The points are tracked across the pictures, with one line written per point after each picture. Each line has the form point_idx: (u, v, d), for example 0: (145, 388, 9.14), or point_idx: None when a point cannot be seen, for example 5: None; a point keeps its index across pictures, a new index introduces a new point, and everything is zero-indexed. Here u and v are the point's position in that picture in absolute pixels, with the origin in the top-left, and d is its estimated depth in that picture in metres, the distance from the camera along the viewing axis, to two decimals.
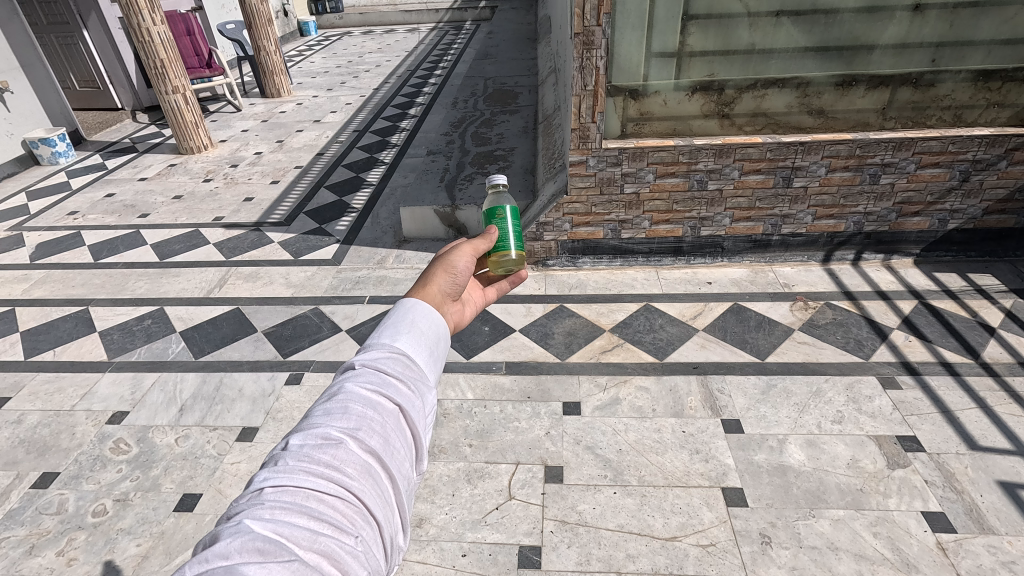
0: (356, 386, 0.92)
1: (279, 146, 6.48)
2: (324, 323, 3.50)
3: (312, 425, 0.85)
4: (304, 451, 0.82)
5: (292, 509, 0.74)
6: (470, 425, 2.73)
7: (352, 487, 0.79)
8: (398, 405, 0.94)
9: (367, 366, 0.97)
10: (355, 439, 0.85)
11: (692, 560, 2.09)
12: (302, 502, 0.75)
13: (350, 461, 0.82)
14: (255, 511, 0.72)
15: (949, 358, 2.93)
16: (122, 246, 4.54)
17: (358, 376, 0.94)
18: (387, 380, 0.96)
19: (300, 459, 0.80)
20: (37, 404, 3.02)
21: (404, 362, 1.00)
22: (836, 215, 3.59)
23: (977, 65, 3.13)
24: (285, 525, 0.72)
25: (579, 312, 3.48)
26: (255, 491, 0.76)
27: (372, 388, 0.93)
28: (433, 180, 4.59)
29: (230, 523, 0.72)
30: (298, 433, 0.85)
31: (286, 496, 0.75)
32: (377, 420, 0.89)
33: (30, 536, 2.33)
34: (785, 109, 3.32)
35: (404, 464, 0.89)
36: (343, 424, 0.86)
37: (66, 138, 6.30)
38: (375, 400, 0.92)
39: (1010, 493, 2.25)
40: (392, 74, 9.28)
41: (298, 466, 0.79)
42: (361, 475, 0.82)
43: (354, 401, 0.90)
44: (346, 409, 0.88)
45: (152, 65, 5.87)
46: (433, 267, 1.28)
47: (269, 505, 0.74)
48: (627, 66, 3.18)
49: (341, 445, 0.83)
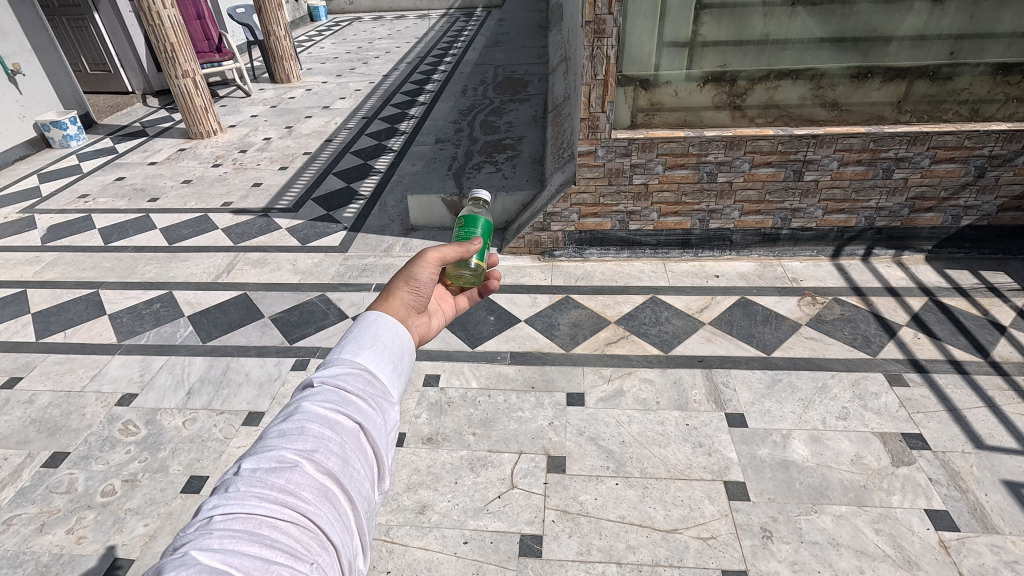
0: (314, 405, 0.92)
1: (288, 132, 6.47)
2: (331, 310, 3.52)
3: (265, 448, 0.85)
4: (256, 476, 0.81)
5: (243, 537, 0.73)
6: (474, 414, 2.74)
7: (308, 512, 0.79)
8: (357, 423, 0.94)
9: (326, 384, 0.96)
10: (311, 461, 0.85)
11: (693, 553, 2.10)
12: (254, 530, 0.74)
13: (306, 485, 0.81)
14: (203, 541, 0.71)
15: (958, 356, 2.90)
16: (132, 230, 4.57)
17: (316, 396, 0.94)
18: (346, 398, 0.96)
19: (253, 485, 0.79)
20: (48, 384, 3.06)
21: (365, 379, 1.00)
22: (847, 209, 3.55)
23: (997, 58, 3.07)
24: (235, 554, 0.70)
25: (585, 303, 3.47)
26: (203, 520, 0.75)
27: (330, 407, 0.93)
28: (441, 167, 4.57)
29: (175, 555, 0.70)
30: (251, 458, 0.84)
31: (237, 524, 0.74)
32: (334, 440, 0.89)
33: (40, 513, 2.37)
34: (798, 101, 3.27)
35: (363, 485, 0.89)
36: (298, 446, 0.86)
37: (77, 122, 6.33)
38: (334, 419, 0.92)
39: (1015, 493, 2.23)
40: (402, 61, 9.22)
41: (250, 492, 0.78)
42: (316, 498, 0.81)
43: (311, 421, 0.90)
44: (302, 430, 0.88)
45: (162, 49, 5.85)
46: (395, 279, 1.26)
47: (219, 534, 0.72)
48: (638, 55, 3.14)
49: (296, 468, 0.83)
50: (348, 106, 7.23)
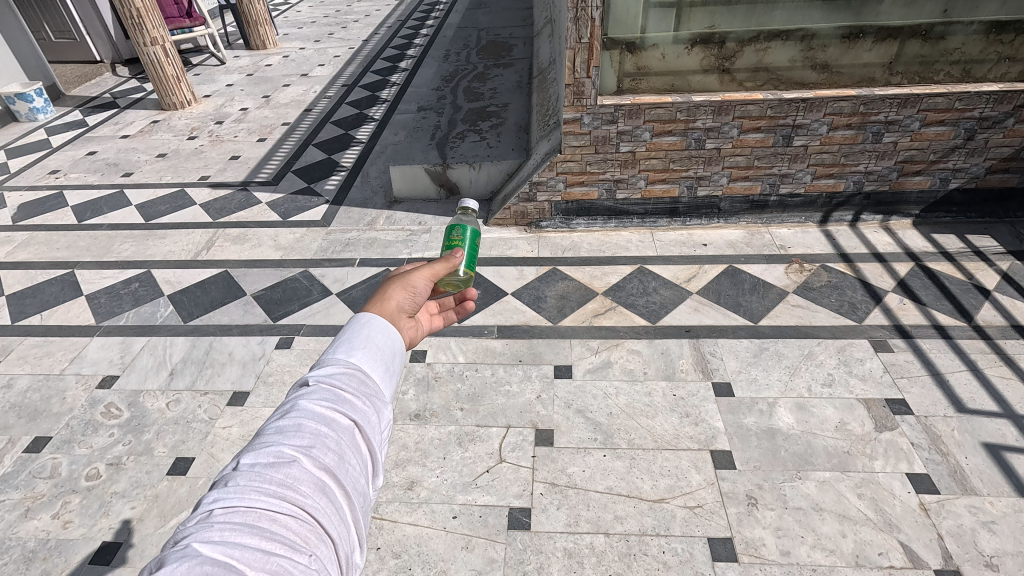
0: (309, 402, 0.88)
1: (265, 101, 6.25)
2: (314, 287, 3.45)
3: (263, 443, 0.82)
4: (256, 470, 0.78)
5: (243, 530, 0.70)
6: (461, 389, 2.73)
7: (306, 506, 0.76)
8: (353, 421, 0.89)
9: (322, 382, 0.92)
10: (309, 457, 0.81)
11: (679, 521, 2.13)
12: (254, 523, 0.72)
13: (304, 479, 0.78)
14: (203, 534, 0.69)
15: (943, 321, 2.92)
16: (107, 207, 4.44)
17: (311, 394, 0.89)
18: (341, 396, 0.91)
19: (251, 479, 0.76)
20: (26, 368, 3.00)
21: (360, 377, 0.95)
22: (836, 174, 3.51)
23: (990, 16, 2.99)
24: (236, 547, 0.68)
25: (572, 275, 3.43)
26: (203, 513, 0.73)
27: (326, 405, 0.88)
28: (423, 137, 4.44)
29: (175, 548, 0.68)
30: (249, 453, 0.81)
31: (237, 517, 0.72)
32: (331, 436, 0.85)
33: (24, 499, 2.35)
34: (788, 64, 3.19)
35: (359, 481, 0.86)
36: (296, 442, 0.82)
37: (44, 94, 6.07)
38: (330, 416, 0.88)
39: (994, 455, 2.27)
40: (382, 24, 8.90)
41: (250, 486, 0.76)
42: (314, 493, 0.78)
43: (308, 418, 0.86)
44: (299, 426, 0.84)
45: (127, 15, 5.54)
46: (390, 282, 1.18)
47: (219, 527, 0.70)
48: (623, 17, 3.03)
49: (295, 463, 0.80)
50: (327, 73, 6.99)
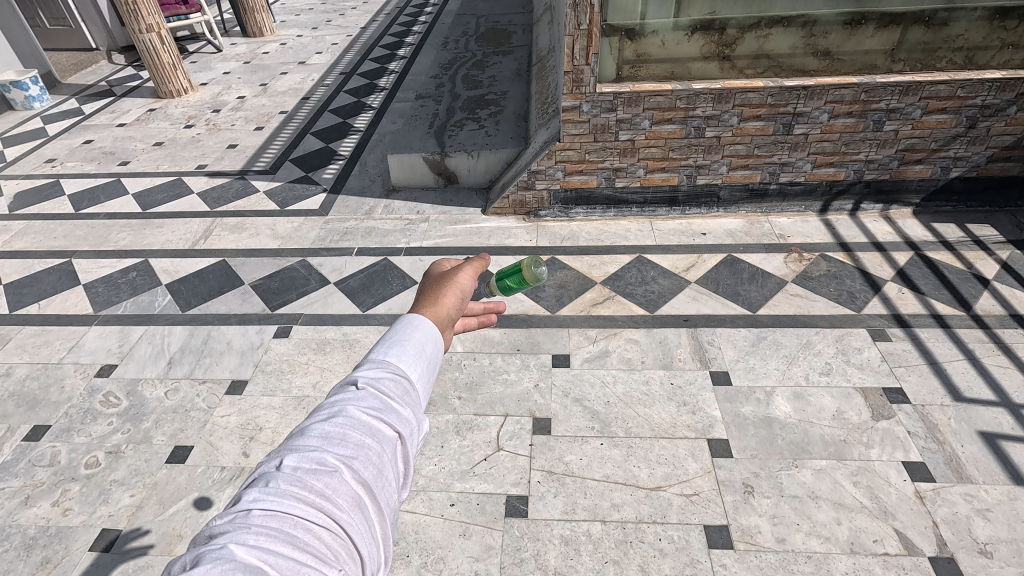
0: (355, 408, 0.81)
1: (263, 90, 6.20)
2: (312, 276, 3.45)
3: (305, 444, 0.75)
4: (295, 474, 0.71)
5: (276, 538, 0.63)
6: (459, 378, 2.73)
7: (342, 523, 0.69)
8: (397, 433, 0.82)
9: (368, 387, 0.84)
10: (350, 469, 0.74)
11: (676, 509, 2.14)
12: (289, 530, 0.65)
13: (344, 493, 0.71)
14: (237, 539, 0.62)
15: (941, 310, 2.91)
16: (104, 196, 4.42)
17: (357, 400, 0.82)
18: (388, 404, 0.83)
19: (290, 485, 0.70)
20: (24, 357, 3.00)
21: (405, 386, 0.87)
22: (836, 162, 3.49)
23: (994, 2, 2.95)
24: (268, 555, 0.61)
25: (571, 264, 3.42)
26: (236, 515, 0.66)
27: (371, 413, 0.81)
28: (422, 125, 4.41)
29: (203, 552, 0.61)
30: (290, 454, 0.74)
31: (273, 522, 0.65)
32: (374, 449, 0.77)
33: (24, 487, 2.36)
34: (789, 51, 3.16)
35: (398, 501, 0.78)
36: (339, 449, 0.75)
37: (39, 82, 6.02)
38: (373, 424, 0.80)
39: (990, 444, 2.28)
40: (380, 11, 8.81)
41: (286, 492, 0.69)
42: (351, 509, 0.71)
43: (352, 426, 0.78)
44: (344, 435, 0.77)
45: (123, 2, 5.50)
46: (437, 287, 1.06)
47: (254, 529, 0.64)
48: (623, 3, 3.00)
49: (334, 473, 0.72)
50: (325, 61, 6.93)
